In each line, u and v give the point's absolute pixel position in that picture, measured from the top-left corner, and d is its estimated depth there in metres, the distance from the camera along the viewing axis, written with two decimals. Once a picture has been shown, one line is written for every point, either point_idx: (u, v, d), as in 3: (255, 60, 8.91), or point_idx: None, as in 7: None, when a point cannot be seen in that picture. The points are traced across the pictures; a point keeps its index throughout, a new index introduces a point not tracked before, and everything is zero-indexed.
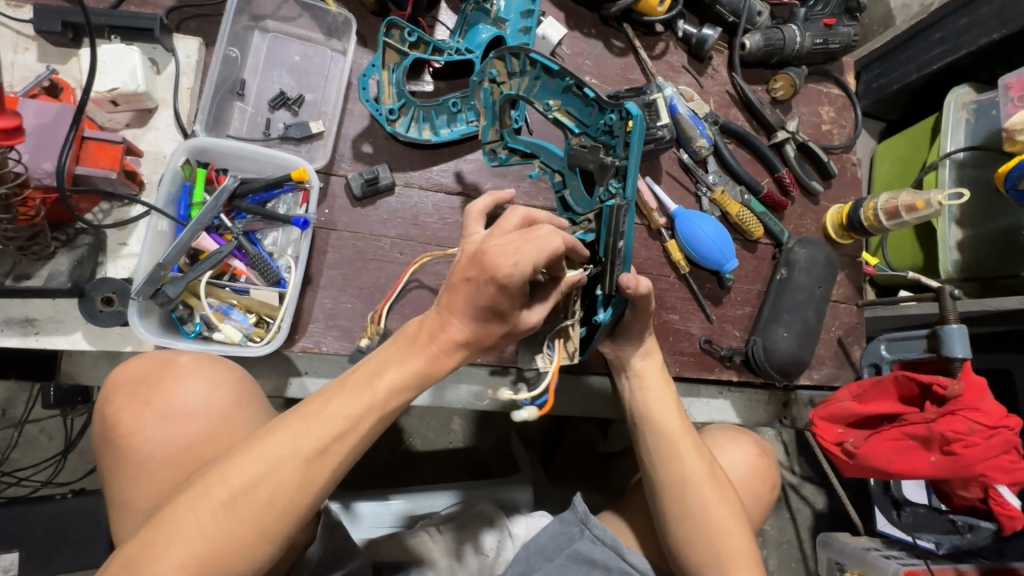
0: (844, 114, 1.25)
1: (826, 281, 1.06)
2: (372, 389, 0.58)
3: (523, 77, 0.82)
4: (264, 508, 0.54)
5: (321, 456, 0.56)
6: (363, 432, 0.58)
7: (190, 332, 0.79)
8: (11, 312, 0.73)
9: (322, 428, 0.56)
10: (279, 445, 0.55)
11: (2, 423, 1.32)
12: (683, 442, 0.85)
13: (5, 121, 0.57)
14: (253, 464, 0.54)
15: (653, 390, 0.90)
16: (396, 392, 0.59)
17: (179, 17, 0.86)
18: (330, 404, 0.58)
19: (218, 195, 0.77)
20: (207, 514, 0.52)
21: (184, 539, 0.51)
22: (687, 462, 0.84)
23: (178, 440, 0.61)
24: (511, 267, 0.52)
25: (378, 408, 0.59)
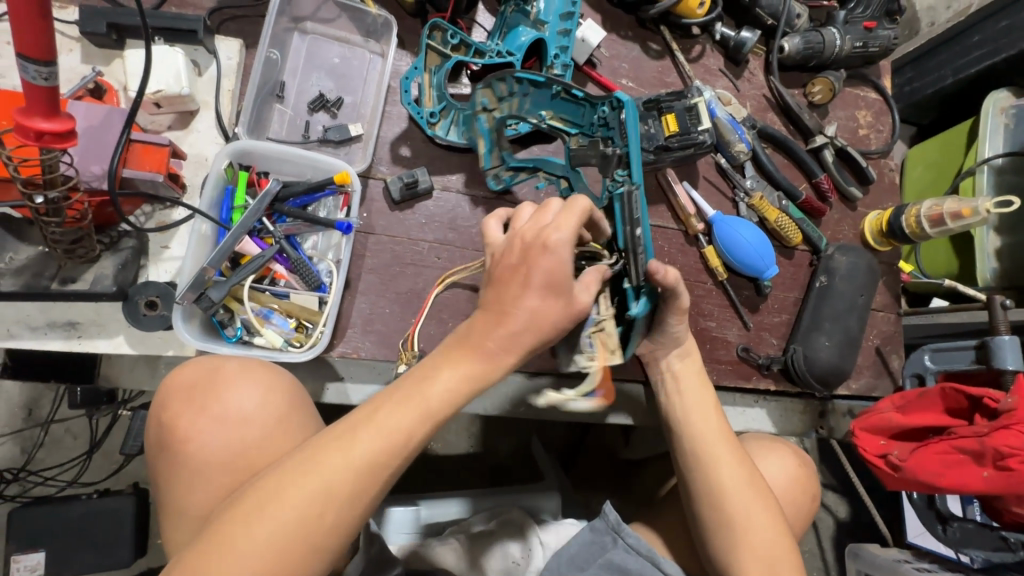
0: (881, 118, 1.23)
1: (869, 290, 1.04)
2: (425, 397, 0.56)
3: (512, 99, 0.81)
4: (316, 519, 0.52)
5: (375, 469, 0.54)
6: (416, 445, 0.56)
7: (231, 337, 0.78)
8: (54, 315, 0.72)
9: (375, 441, 0.55)
10: (332, 455, 0.54)
11: (28, 422, 1.32)
12: (721, 447, 0.83)
13: (57, 123, 0.56)
14: (307, 474, 0.53)
15: (693, 396, 0.89)
16: (449, 402, 0.56)
17: (220, 19, 0.86)
18: (381, 412, 0.56)
19: (262, 199, 0.77)
20: (263, 527, 0.51)
21: (241, 551, 0.50)
22: (722, 466, 0.82)
23: (231, 447, 0.60)
24: (555, 231, 0.58)
25: (431, 420, 0.56)
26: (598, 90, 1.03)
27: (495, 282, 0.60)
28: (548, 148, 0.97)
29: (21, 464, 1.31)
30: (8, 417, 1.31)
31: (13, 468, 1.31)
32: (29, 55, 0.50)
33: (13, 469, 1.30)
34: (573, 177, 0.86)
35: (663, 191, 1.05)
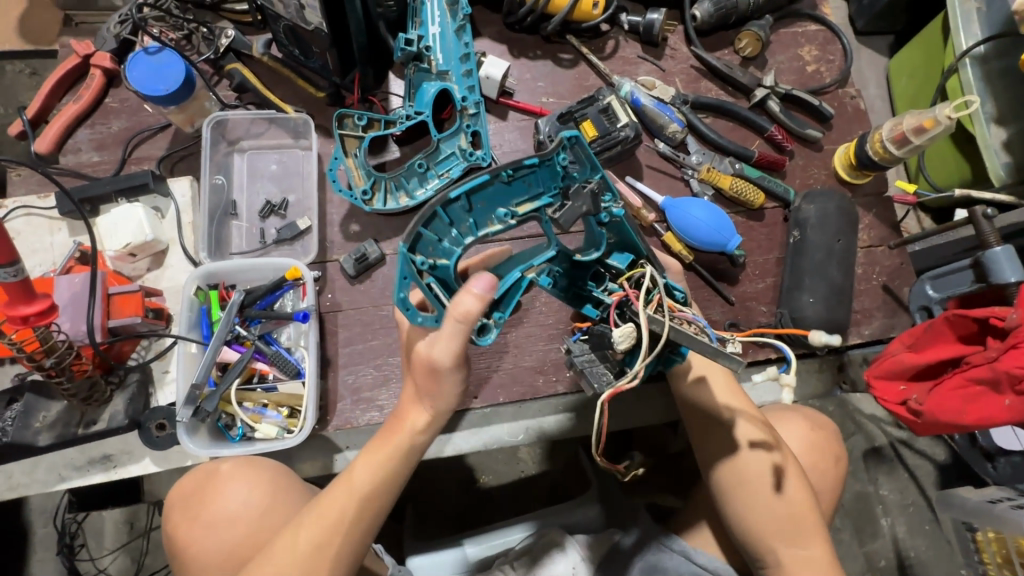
0: (829, 48, 1.17)
1: (845, 232, 0.98)
2: (353, 484, 0.67)
3: (459, 226, 0.63)
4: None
5: (319, 552, 0.64)
6: (351, 522, 0.65)
7: (235, 437, 0.87)
8: (92, 453, 0.85)
9: (316, 526, 0.65)
10: (282, 543, 0.65)
11: (132, 534, 1.50)
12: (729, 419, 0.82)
13: (36, 306, 0.69)
14: (263, 566, 0.64)
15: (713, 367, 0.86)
16: (372, 481, 0.67)
17: (171, 163, 0.98)
18: (323, 503, 0.66)
19: (229, 310, 0.86)
20: None
21: None
22: (732, 435, 0.81)
23: (223, 543, 0.70)
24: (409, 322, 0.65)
25: (361, 496, 0.66)
26: (520, 116, 1.07)
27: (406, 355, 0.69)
28: None
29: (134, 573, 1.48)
30: (116, 534, 1.50)
31: None
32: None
33: None
34: (565, 248, 0.66)
35: None
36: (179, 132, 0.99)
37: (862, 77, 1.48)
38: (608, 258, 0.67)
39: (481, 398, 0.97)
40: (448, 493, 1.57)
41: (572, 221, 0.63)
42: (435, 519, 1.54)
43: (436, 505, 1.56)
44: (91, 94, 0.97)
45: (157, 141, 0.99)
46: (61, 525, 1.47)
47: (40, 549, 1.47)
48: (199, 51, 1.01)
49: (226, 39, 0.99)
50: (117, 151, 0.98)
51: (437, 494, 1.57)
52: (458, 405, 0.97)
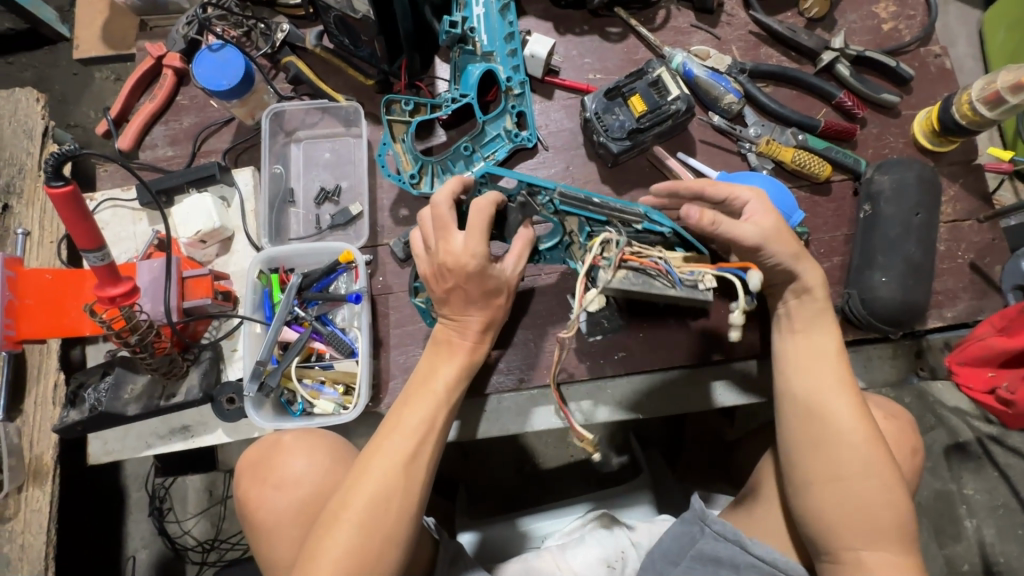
0: (909, 3, 1.06)
1: (925, 205, 0.89)
2: (433, 390, 0.77)
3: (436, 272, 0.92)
4: (381, 511, 0.68)
5: (414, 457, 0.72)
6: (435, 430, 0.75)
7: (297, 411, 0.92)
8: (173, 423, 0.93)
9: (407, 433, 0.73)
10: (377, 457, 0.71)
11: (212, 500, 1.65)
12: (829, 399, 0.76)
13: (121, 286, 0.75)
14: (362, 481, 0.70)
15: (823, 343, 0.79)
16: (450, 385, 0.78)
17: (235, 154, 1.05)
18: (404, 416, 0.75)
19: (288, 292, 0.90)
20: (350, 524, 0.67)
21: (334, 543, 0.66)
22: (828, 420, 0.75)
23: (299, 499, 0.77)
24: (473, 258, 0.76)
25: (441, 402, 0.77)
26: (567, 94, 1.05)
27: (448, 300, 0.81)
28: (529, 165, 1.03)
29: (214, 535, 1.63)
30: (198, 500, 1.65)
31: (209, 540, 1.63)
32: (87, 247, 0.69)
33: (210, 540, 1.63)
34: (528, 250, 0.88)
35: (657, 169, 1.01)
36: (242, 126, 1.05)
37: (949, 35, 1.33)
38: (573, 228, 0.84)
39: (528, 379, 0.97)
40: (497, 476, 1.60)
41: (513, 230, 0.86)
42: (485, 499, 1.58)
43: (486, 485, 1.59)
44: (165, 92, 1.05)
45: (223, 134, 1.05)
46: (152, 489, 1.63)
47: (135, 510, 1.63)
48: (257, 46, 1.06)
49: (281, 33, 1.04)
50: (188, 146, 1.05)
51: (487, 474, 1.60)
52: (506, 387, 0.97)
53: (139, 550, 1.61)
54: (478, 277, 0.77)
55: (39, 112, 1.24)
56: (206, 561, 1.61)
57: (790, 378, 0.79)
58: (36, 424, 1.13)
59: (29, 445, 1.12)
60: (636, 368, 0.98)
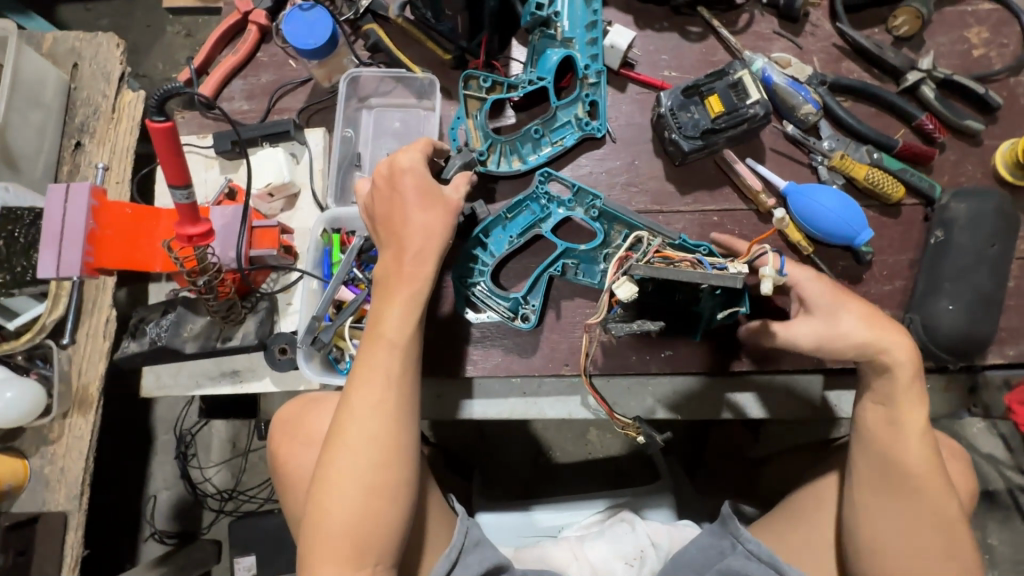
0: (1004, 30, 1.03)
1: (1002, 236, 0.87)
2: (384, 335, 0.74)
3: (484, 254, 0.97)
4: (364, 463, 0.70)
5: (383, 400, 0.72)
6: (403, 374, 0.73)
7: (343, 369, 0.94)
8: (224, 366, 0.95)
9: (375, 378, 0.72)
10: (348, 413, 0.71)
11: (234, 452, 1.69)
12: (919, 473, 0.73)
13: (200, 226, 0.77)
14: (345, 430, 0.71)
15: (909, 423, 0.74)
16: (400, 326, 0.74)
17: (308, 115, 1.07)
18: (360, 367, 0.73)
19: (349, 253, 0.91)
20: (345, 474, 0.70)
21: (336, 492, 0.69)
22: (922, 500, 0.73)
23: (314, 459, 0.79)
24: (405, 159, 0.80)
25: (396, 343, 0.74)
26: (640, 88, 1.04)
27: (382, 223, 0.80)
28: (595, 155, 1.02)
29: (232, 486, 1.67)
30: (220, 450, 1.70)
31: (228, 490, 1.67)
32: (175, 183, 0.71)
33: (228, 490, 1.67)
34: (572, 251, 0.94)
35: (724, 173, 1.00)
36: (317, 87, 1.07)
37: None
38: (617, 235, 0.95)
39: (572, 365, 0.97)
40: (513, 465, 1.61)
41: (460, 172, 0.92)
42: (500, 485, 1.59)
43: (501, 471, 1.61)
44: (247, 47, 1.08)
45: (297, 94, 1.08)
46: (178, 433, 1.68)
47: (160, 452, 1.67)
48: (340, 11, 1.08)
49: (366, 1, 1.05)
50: (263, 101, 1.08)
51: (503, 461, 1.61)
52: (548, 372, 0.98)
53: (160, 491, 1.66)
54: (406, 175, 0.79)
55: (119, 56, 1.27)
56: (222, 510, 1.66)
57: (884, 453, 0.75)
58: (86, 355, 1.17)
59: (77, 374, 1.16)
60: (681, 368, 0.96)
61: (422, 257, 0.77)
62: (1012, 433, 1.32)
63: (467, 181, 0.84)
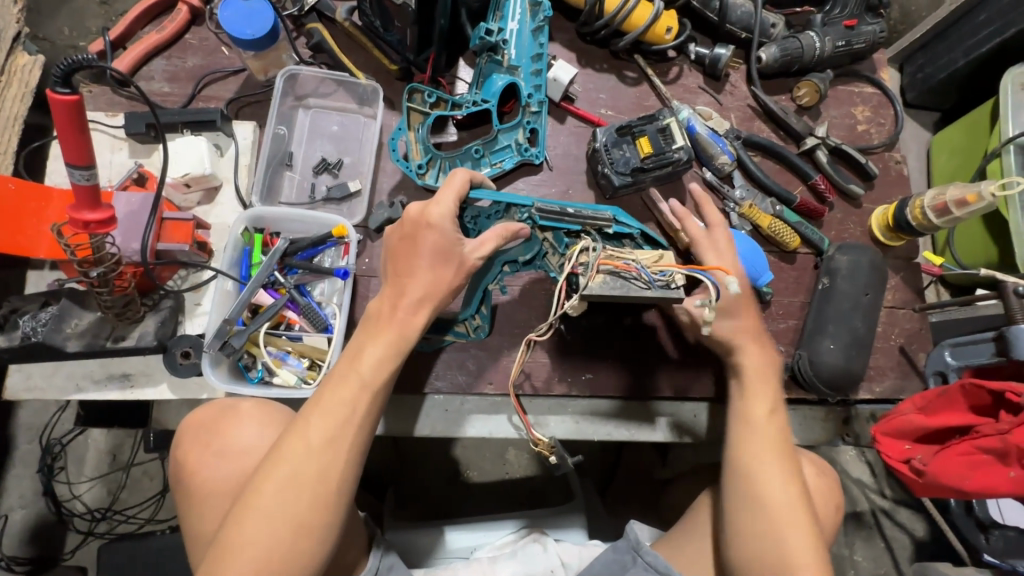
0: (881, 111, 1.20)
1: (874, 287, 1.01)
2: (359, 372, 0.69)
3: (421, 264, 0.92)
4: (297, 500, 0.63)
5: (335, 441, 0.66)
6: (362, 415, 0.68)
7: (253, 378, 0.88)
8: (112, 369, 0.86)
9: (333, 417, 0.67)
10: (293, 443, 0.65)
11: (113, 466, 1.51)
12: (769, 467, 0.79)
13: (100, 213, 0.70)
14: (279, 465, 0.65)
15: (750, 407, 0.84)
16: (377, 366, 0.70)
17: (238, 106, 1.01)
18: (323, 400, 0.68)
19: (272, 255, 0.87)
20: (264, 512, 0.63)
21: (248, 530, 0.62)
22: (775, 490, 0.77)
23: (230, 478, 0.71)
24: (438, 208, 0.74)
25: (368, 385, 0.69)
26: (578, 122, 1.10)
27: (395, 254, 0.74)
28: (532, 181, 1.06)
29: (107, 505, 1.50)
30: (97, 463, 1.51)
31: (101, 508, 1.49)
32: (75, 163, 0.64)
33: (101, 509, 1.49)
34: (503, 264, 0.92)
35: (649, 210, 1.08)
36: (250, 79, 1.02)
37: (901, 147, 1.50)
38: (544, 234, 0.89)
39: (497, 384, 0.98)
40: (428, 484, 1.58)
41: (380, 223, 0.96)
42: (413, 505, 1.55)
43: (416, 490, 1.56)
44: (174, 27, 1.01)
45: (228, 83, 1.02)
46: (46, 443, 1.47)
47: (19, 464, 1.46)
48: (284, 6, 1.04)
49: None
50: (187, 86, 1.01)
51: (418, 480, 1.57)
52: (473, 390, 0.98)
53: (13, 509, 1.45)
54: (439, 228, 0.73)
55: (15, 14, 1.13)
56: (92, 531, 1.47)
57: (731, 433, 0.84)
58: None
59: None
60: (600, 391, 1.01)
61: (417, 308, 0.73)
62: (874, 461, 1.50)
63: (495, 240, 0.78)
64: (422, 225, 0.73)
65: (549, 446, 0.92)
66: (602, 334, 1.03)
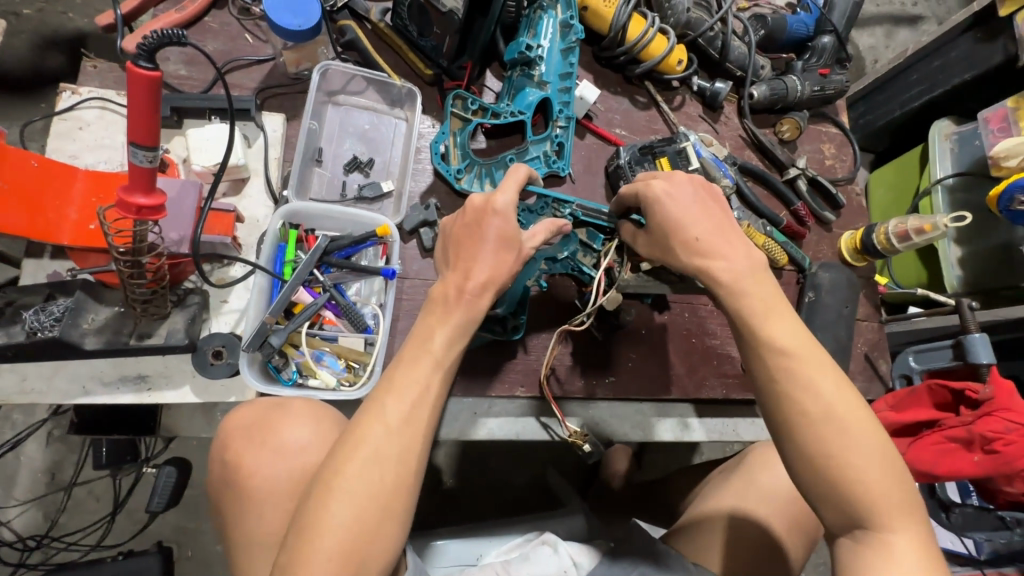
0: (844, 149, 1.37)
1: (851, 301, 1.17)
2: (431, 351, 0.69)
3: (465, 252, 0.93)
4: (381, 479, 0.63)
5: (409, 421, 0.66)
6: (434, 393, 0.68)
7: (287, 379, 0.85)
8: (125, 370, 0.78)
9: (405, 396, 0.66)
10: (370, 425, 0.65)
11: (51, 486, 1.34)
12: (810, 371, 0.63)
13: (153, 198, 0.64)
14: (355, 446, 0.64)
15: (827, 393, 0.62)
16: (448, 346, 0.70)
17: (264, 96, 0.98)
18: (395, 381, 0.68)
19: (312, 253, 0.85)
20: (347, 493, 0.62)
21: (332, 512, 0.61)
22: (822, 395, 0.62)
23: (295, 469, 0.70)
24: (502, 197, 0.74)
25: (439, 363, 0.69)
26: (596, 140, 1.17)
27: (457, 242, 0.75)
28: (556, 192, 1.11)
29: (45, 530, 1.33)
30: (32, 483, 1.34)
31: (36, 535, 1.32)
32: (139, 142, 0.59)
33: (37, 536, 1.32)
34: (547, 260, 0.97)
35: None
36: (276, 70, 0.99)
37: None
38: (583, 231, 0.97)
39: (527, 387, 1.01)
40: None
41: (413, 223, 0.96)
42: None
43: None
44: (196, 8, 0.96)
45: (252, 72, 0.98)
46: None
47: None
48: None
49: None
50: (207, 71, 0.95)
51: None
52: (502, 393, 1.01)
53: None
54: (503, 217, 0.74)
55: None
56: (24, 562, 1.30)
57: (747, 332, 0.66)
58: None
59: None
60: (621, 393, 1.06)
61: (486, 288, 0.72)
62: None
63: (546, 233, 0.80)
64: (486, 215, 0.74)
65: (583, 436, 0.98)
66: (622, 336, 1.08)
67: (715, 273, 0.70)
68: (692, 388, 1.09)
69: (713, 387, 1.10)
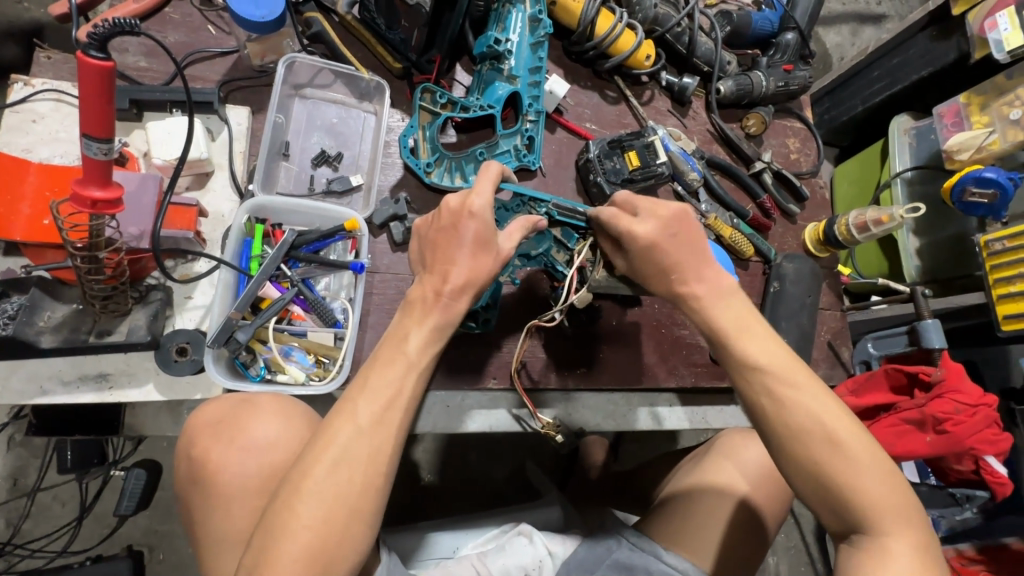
0: (808, 144, 1.41)
1: (814, 291, 1.20)
2: (405, 354, 0.69)
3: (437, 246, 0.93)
4: (349, 479, 0.63)
5: (380, 422, 0.66)
6: (406, 395, 0.69)
7: (254, 375, 0.84)
8: (85, 368, 0.76)
9: (377, 399, 0.66)
10: (341, 426, 0.65)
11: (13, 493, 1.30)
12: (788, 381, 0.66)
13: (109, 192, 0.63)
14: (326, 449, 0.64)
15: (804, 400, 0.65)
16: (421, 348, 0.70)
17: (228, 89, 0.96)
18: (368, 384, 0.68)
19: (279, 248, 0.85)
20: (316, 494, 0.62)
21: (301, 515, 0.61)
22: (795, 404, 0.65)
23: (262, 467, 0.70)
24: (478, 199, 0.73)
25: (409, 364, 0.69)
26: (566, 134, 1.18)
27: (429, 244, 0.75)
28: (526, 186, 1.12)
29: (8, 538, 1.29)
30: None
31: None
32: (93, 134, 0.57)
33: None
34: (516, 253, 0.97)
35: None
36: (240, 62, 0.97)
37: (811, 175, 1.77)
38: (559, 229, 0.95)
39: (499, 379, 1.02)
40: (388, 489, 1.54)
41: (382, 217, 0.95)
42: None
43: None
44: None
45: (215, 64, 0.96)
46: None
47: None
48: None
49: None
50: (168, 63, 0.93)
51: None
52: (474, 386, 1.01)
53: None
54: (479, 218, 0.73)
55: None
56: None
57: (726, 340, 0.69)
58: None
59: None
60: (592, 384, 1.07)
61: (460, 289, 0.73)
62: None
63: (521, 231, 0.79)
64: (462, 216, 0.73)
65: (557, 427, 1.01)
66: (592, 327, 1.09)
67: (684, 289, 0.73)
68: (662, 378, 1.12)
69: (682, 376, 1.12)
